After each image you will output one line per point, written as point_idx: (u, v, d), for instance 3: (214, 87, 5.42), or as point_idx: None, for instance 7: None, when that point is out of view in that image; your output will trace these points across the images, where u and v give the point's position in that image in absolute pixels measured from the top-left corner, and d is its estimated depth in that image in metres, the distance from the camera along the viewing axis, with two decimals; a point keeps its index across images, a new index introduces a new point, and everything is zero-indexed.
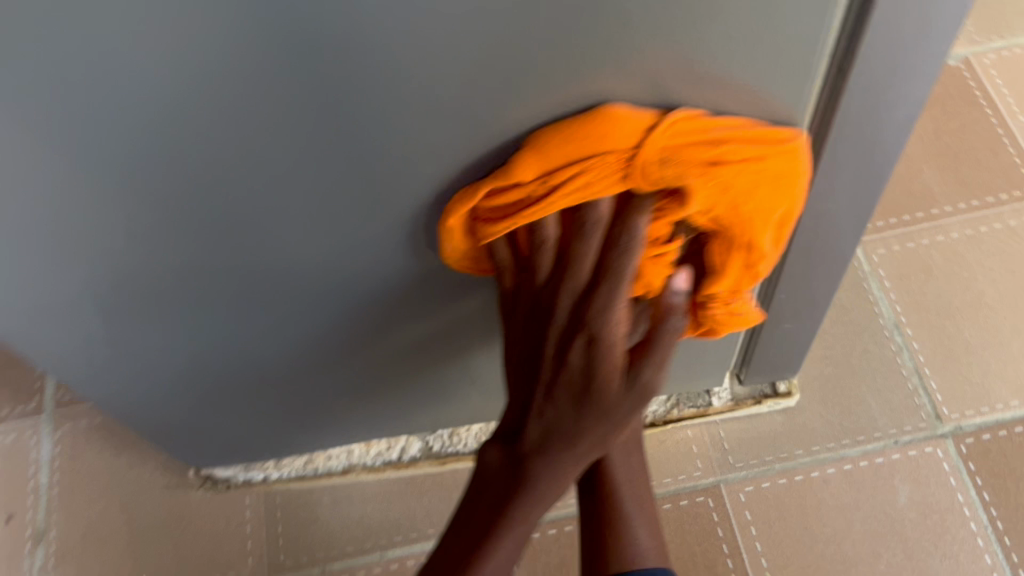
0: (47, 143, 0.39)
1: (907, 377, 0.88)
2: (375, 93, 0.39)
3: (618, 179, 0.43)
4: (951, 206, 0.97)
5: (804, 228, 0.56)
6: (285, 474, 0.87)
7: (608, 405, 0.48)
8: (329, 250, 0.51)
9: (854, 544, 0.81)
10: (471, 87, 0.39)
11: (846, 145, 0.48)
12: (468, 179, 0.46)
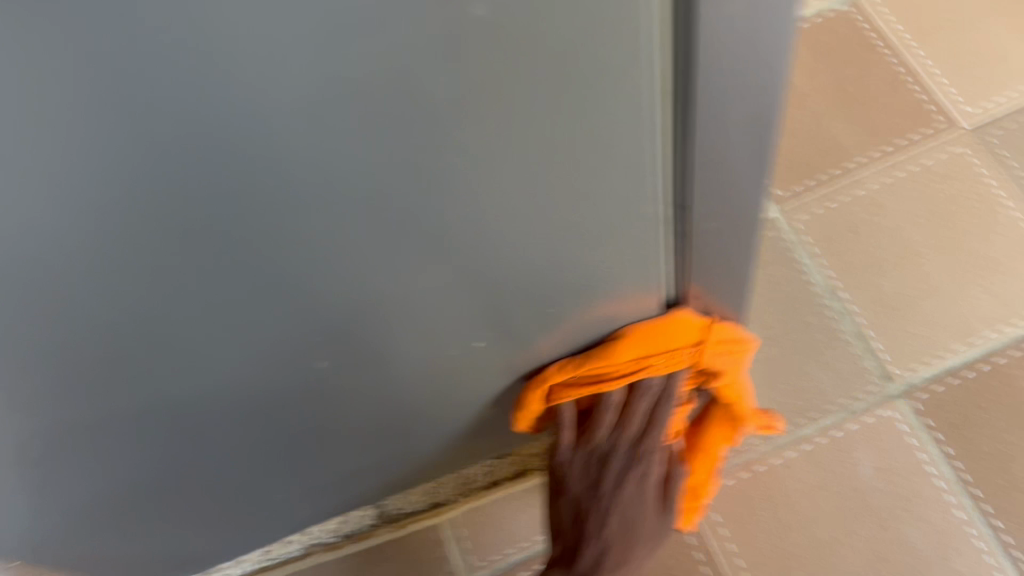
0: None
1: (849, 343, 0.86)
2: (140, 228, 0.34)
3: (679, 363, 0.58)
4: (865, 157, 0.95)
5: (699, 262, 0.51)
6: (244, 568, 0.85)
7: (651, 532, 0.65)
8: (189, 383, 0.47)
9: (827, 526, 0.79)
10: (247, 198, 0.34)
11: (712, 177, 0.43)
12: (294, 282, 0.41)
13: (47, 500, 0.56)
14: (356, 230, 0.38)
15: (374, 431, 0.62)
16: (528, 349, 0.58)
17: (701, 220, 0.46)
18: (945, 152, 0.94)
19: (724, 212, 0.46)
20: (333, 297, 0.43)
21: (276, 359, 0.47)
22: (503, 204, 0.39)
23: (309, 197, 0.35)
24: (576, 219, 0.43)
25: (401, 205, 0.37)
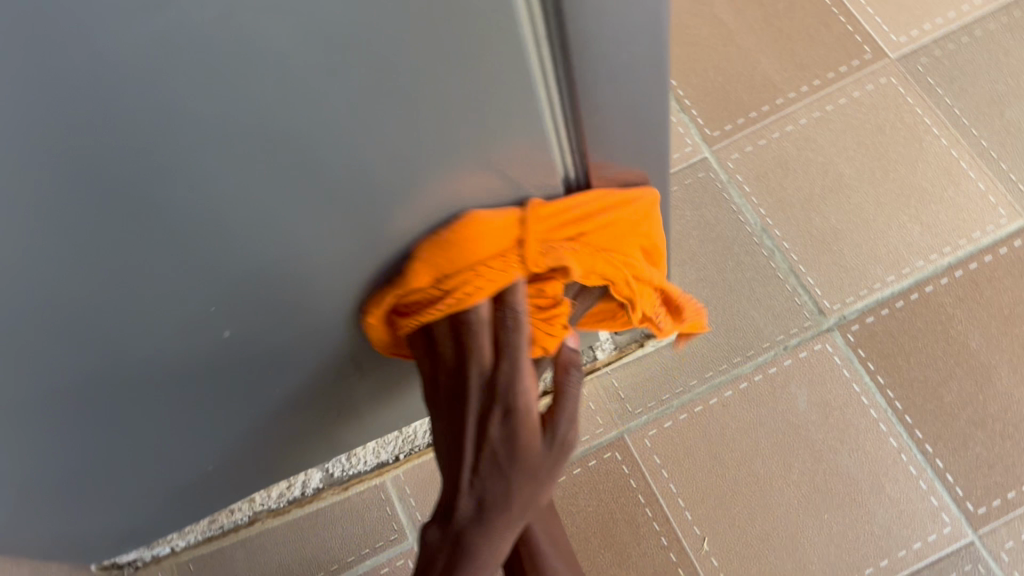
0: None
1: (783, 279, 0.87)
2: (46, 254, 0.34)
3: (515, 267, 0.48)
4: (794, 92, 0.94)
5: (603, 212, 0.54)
6: (192, 540, 0.83)
7: (535, 464, 0.54)
8: (97, 376, 0.46)
9: (765, 462, 0.80)
10: (151, 211, 0.35)
11: (605, 122, 0.45)
12: (206, 277, 0.42)
13: None
14: (260, 218, 0.39)
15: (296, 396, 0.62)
16: None
17: (603, 168, 0.49)
18: (872, 82, 0.94)
19: (621, 149, 0.48)
20: (242, 281, 0.44)
21: (192, 345, 0.48)
22: (403, 178, 0.41)
23: (211, 202, 0.36)
24: (483, 195, 0.46)
25: (302, 194, 0.39)
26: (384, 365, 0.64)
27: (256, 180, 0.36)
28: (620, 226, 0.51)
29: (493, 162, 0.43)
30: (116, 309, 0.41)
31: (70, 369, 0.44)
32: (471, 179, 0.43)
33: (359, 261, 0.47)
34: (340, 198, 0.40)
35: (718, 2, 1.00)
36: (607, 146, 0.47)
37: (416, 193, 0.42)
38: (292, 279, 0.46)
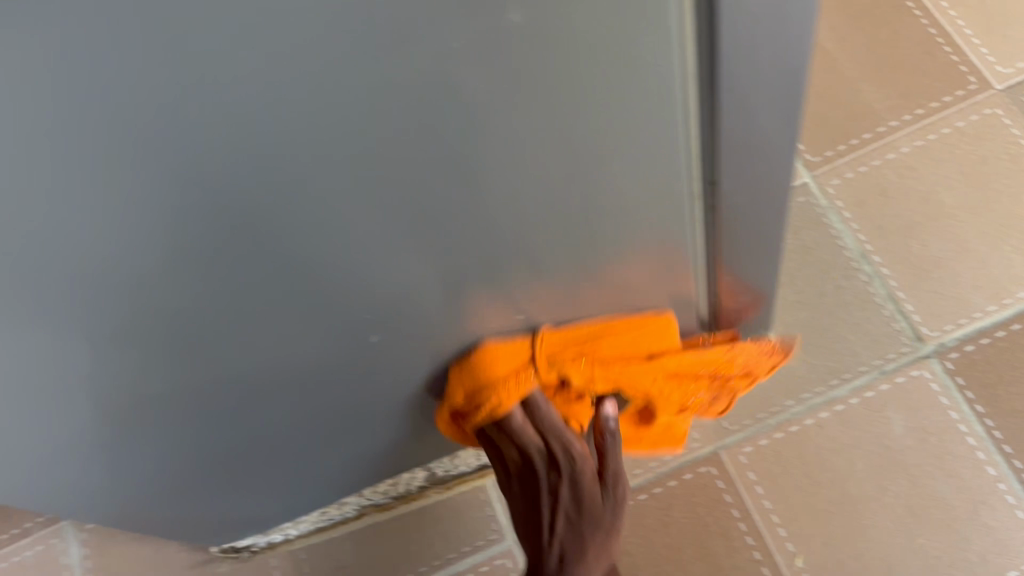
0: None
1: (881, 305, 0.88)
2: (228, 258, 0.38)
3: (528, 381, 0.60)
4: (896, 120, 0.96)
5: (730, 246, 0.55)
6: (304, 529, 0.88)
7: (599, 514, 0.70)
8: (259, 369, 0.52)
9: (859, 484, 0.82)
10: (320, 229, 0.38)
11: (744, 174, 0.45)
12: (358, 287, 0.44)
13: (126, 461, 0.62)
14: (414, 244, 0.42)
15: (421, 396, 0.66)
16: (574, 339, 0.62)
17: (734, 211, 0.49)
18: (976, 113, 0.95)
19: (750, 216, 0.51)
20: (391, 293, 0.47)
21: (339, 340, 0.52)
22: (547, 213, 0.43)
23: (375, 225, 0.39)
24: (617, 231, 0.47)
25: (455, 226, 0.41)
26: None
27: (425, 233, 0.41)
28: (626, 336, 0.61)
29: (632, 204, 0.44)
30: (280, 309, 0.44)
31: (241, 360, 0.50)
32: (609, 216, 0.45)
33: (494, 298, 0.51)
34: (499, 249, 0.45)
35: (822, 30, 1.02)
36: (738, 212, 0.50)
37: (562, 244, 0.47)
38: (441, 305, 0.50)
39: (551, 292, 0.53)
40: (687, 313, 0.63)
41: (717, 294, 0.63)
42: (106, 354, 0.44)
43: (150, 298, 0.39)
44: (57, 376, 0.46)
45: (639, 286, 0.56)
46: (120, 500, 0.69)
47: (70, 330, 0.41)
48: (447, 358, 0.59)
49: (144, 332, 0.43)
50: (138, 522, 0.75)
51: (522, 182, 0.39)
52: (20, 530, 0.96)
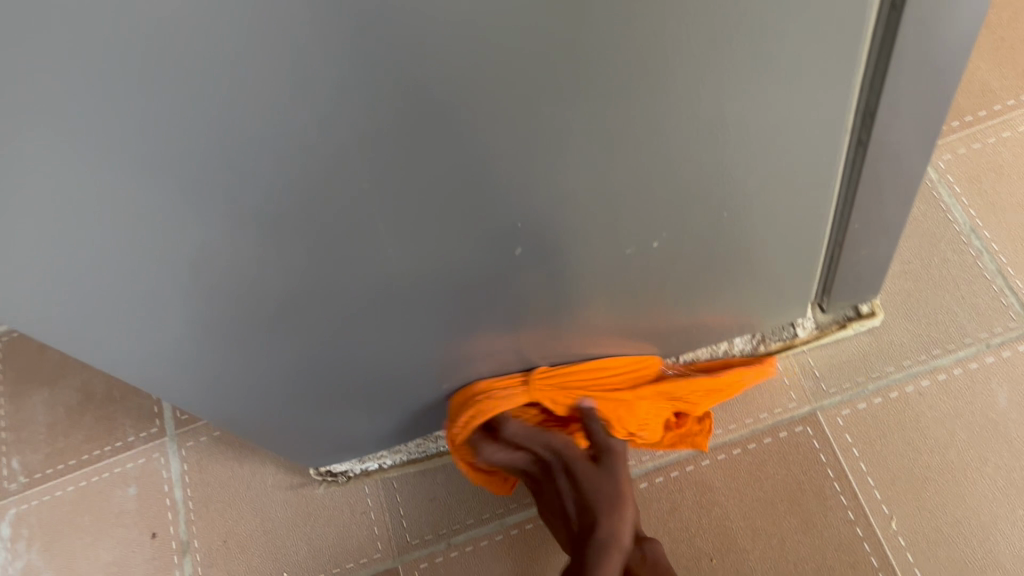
0: (167, 212, 0.43)
1: (990, 280, 0.88)
2: (469, 115, 0.42)
3: (501, 401, 0.76)
4: (1014, 99, 0.95)
5: (875, 153, 0.58)
6: (399, 459, 0.92)
7: (607, 488, 0.75)
8: (406, 242, 0.52)
9: (959, 453, 0.82)
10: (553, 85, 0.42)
11: (912, 59, 0.49)
12: (553, 162, 0.48)
13: (265, 355, 0.64)
14: (621, 112, 0.46)
15: (549, 311, 0.69)
16: (709, 250, 0.66)
17: (892, 106, 0.53)
18: None
19: (915, 76, 0.51)
20: (577, 176, 0.51)
21: (512, 231, 0.55)
22: (741, 89, 0.47)
23: (601, 89, 0.43)
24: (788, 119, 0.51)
25: (662, 94, 0.45)
26: (617, 294, 0.69)
27: (632, 101, 0.45)
28: (605, 375, 0.80)
29: (813, 87, 0.48)
30: (481, 185, 0.48)
31: (404, 238, 0.52)
32: (789, 98, 0.49)
33: (657, 188, 0.55)
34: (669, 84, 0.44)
35: None
36: (902, 71, 0.50)
37: (732, 84, 0.46)
38: (592, 165, 0.50)
39: (649, 246, 0.63)
40: (824, 200, 0.62)
41: (856, 181, 0.62)
42: (278, 208, 0.45)
43: (339, 125, 0.40)
44: (228, 238, 0.47)
45: (785, 154, 0.55)
46: (246, 401, 0.72)
47: (255, 170, 0.41)
48: (579, 244, 0.60)
49: (321, 177, 0.43)
50: (252, 430, 0.78)
51: (728, 52, 0.43)
52: (124, 441, 0.99)
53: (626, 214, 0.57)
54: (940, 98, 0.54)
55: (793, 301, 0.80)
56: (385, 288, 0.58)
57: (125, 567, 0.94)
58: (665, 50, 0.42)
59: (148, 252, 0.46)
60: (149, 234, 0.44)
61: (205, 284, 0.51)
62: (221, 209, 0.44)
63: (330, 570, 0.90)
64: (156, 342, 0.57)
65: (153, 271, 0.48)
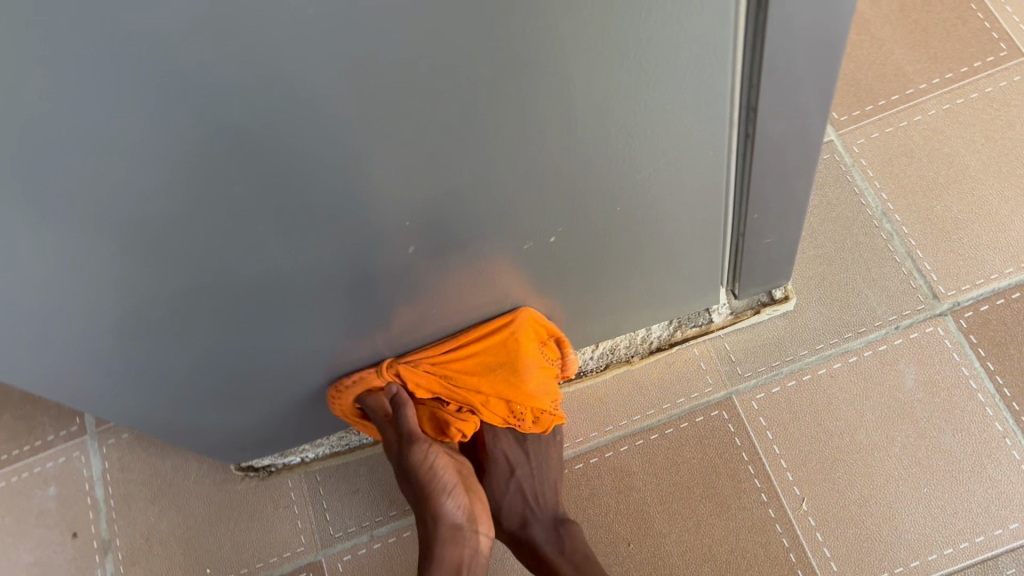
0: (26, 205, 0.43)
1: (900, 262, 0.89)
2: (331, 108, 0.43)
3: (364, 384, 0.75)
4: (925, 83, 0.96)
5: (763, 147, 0.60)
6: (320, 452, 0.92)
7: (429, 476, 0.72)
8: (291, 238, 0.53)
9: (868, 433, 0.84)
10: (416, 79, 0.43)
11: (786, 59, 0.51)
12: (430, 156, 0.49)
13: (166, 361, 0.64)
14: (492, 106, 0.47)
15: (454, 307, 0.70)
16: (607, 236, 0.67)
17: (773, 104, 0.55)
18: (1006, 79, 0.95)
19: (794, 75, 0.53)
20: (458, 170, 0.52)
21: (402, 228, 0.56)
22: (609, 81, 0.48)
23: (465, 78, 0.44)
24: (664, 112, 0.53)
25: (529, 86, 0.46)
26: (522, 283, 0.70)
27: (501, 93, 0.46)
28: (477, 360, 0.75)
29: (684, 79, 0.50)
30: (359, 178, 0.49)
31: (290, 236, 0.52)
32: (663, 91, 0.51)
33: (542, 182, 0.56)
34: (533, 75, 0.45)
35: None
36: (778, 71, 0.52)
37: (601, 74, 0.47)
38: (473, 158, 0.51)
39: (544, 241, 0.64)
40: (715, 188, 0.64)
41: (747, 173, 0.64)
42: (147, 203, 0.45)
43: (195, 114, 0.40)
44: (97, 235, 0.46)
45: (667, 146, 0.56)
46: (153, 404, 0.71)
47: (113, 162, 0.42)
48: (474, 241, 0.60)
49: (188, 168, 0.44)
50: (165, 430, 0.77)
51: (591, 46, 0.44)
52: (44, 440, 0.98)
53: (516, 207, 0.58)
54: (820, 96, 0.56)
55: (703, 287, 0.82)
56: (278, 286, 0.58)
57: (45, 568, 0.93)
58: (527, 43, 0.43)
59: (14, 247, 0.45)
60: (10, 229, 0.44)
61: (84, 283, 0.51)
62: (85, 202, 0.44)
63: (253, 566, 0.89)
64: (43, 345, 0.56)
65: (25, 270, 0.48)
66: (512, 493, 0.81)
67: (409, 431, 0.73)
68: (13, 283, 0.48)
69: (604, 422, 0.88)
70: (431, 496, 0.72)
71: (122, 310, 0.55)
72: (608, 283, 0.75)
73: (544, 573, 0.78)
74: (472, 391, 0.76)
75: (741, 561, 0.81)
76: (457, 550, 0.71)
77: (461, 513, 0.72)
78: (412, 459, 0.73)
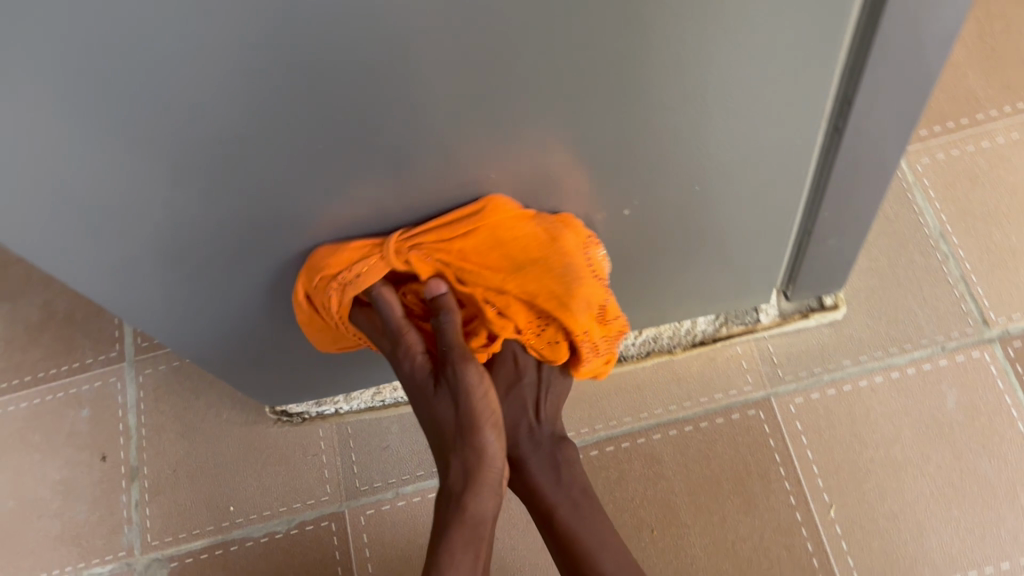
0: (135, 112, 0.43)
1: (953, 285, 0.89)
2: (443, 48, 0.43)
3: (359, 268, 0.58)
4: (996, 110, 0.96)
5: (849, 144, 0.60)
6: (355, 406, 0.93)
7: (479, 412, 0.56)
8: (376, 174, 0.53)
9: (903, 449, 0.83)
10: (530, 28, 0.43)
11: (892, 55, 0.50)
12: (526, 112, 0.49)
13: (227, 287, 0.65)
14: (601, 68, 0.47)
15: None
16: (676, 218, 0.67)
17: (870, 100, 0.55)
18: None
19: (896, 71, 0.52)
20: (550, 129, 0.52)
21: (483, 182, 0.56)
22: (716, 55, 0.48)
23: (579, 36, 0.44)
24: (763, 98, 0.52)
25: (637, 53, 0.46)
26: None
27: (610, 56, 0.46)
28: (504, 250, 0.58)
29: (788, 66, 0.50)
30: (455, 125, 0.49)
31: (374, 174, 0.53)
32: (766, 74, 0.50)
33: (627, 152, 0.56)
34: (645, 40, 0.45)
35: None
36: (881, 66, 0.51)
37: (710, 46, 0.47)
38: (566, 117, 0.51)
39: (618, 212, 0.64)
40: (795, 182, 0.64)
41: (828, 169, 0.63)
42: (247, 117, 0.45)
43: (313, 37, 0.40)
44: (193, 146, 0.47)
45: (758, 132, 0.56)
46: (206, 330, 0.72)
47: (223, 71, 0.42)
48: (552, 203, 0.60)
49: (293, 91, 0.44)
50: (211, 362, 0.78)
51: (707, 17, 0.44)
52: (82, 363, 0.99)
53: (598, 176, 0.58)
54: (918, 96, 0.55)
55: (758, 284, 0.82)
56: (354, 224, 0.58)
57: (70, 487, 0.94)
58: (645, 7, 0.43)
59: (115, 152, 0.46)
60: (111, 132, 0.45)
61: (167, 193, 0.51)
62: (189, 114, 0.44)
63: (275, 509, 0.90)
64: (114, 258, 0.57)
65: (117, 177, 0.48)
66: (512, 404, 0.68)
67: (458, 348, 0.56)
68: (102, 189, 0.49)
69: (639, 409, 0.89)
70: (473, 433, 0.57)
71: (196, 227, 0.55)
72: (666, 266, 0.75)
73: (539, 515, 0.68)
74: (497, 291, 0.59)
75: (763, 560, 0.81)
76: (491, 498, 0.59)
77: (497, 457, 0.58)
78: (459, 385, 0.56)
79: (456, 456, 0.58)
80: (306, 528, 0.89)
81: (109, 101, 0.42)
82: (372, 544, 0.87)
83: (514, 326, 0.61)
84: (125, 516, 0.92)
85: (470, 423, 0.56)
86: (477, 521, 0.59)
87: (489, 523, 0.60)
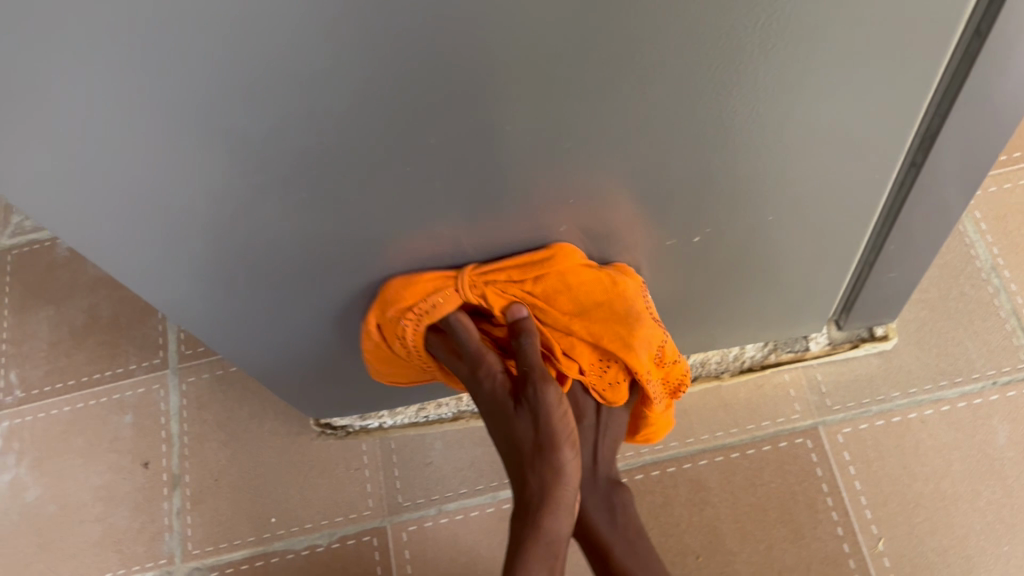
0: (233, 141, 0.43)
1: (1005, 318, 0.89)
2: (543, 85, 0.43)
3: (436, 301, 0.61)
4: None
5: (925, 179, 0.60)
6: (399, 421, 0.93)
7: (558, 427, 0.57)
8: (458, 203, 0.53)
9: (953, 483, 0.83)
10: (630, 67, 0.43)
11: (980, 91, 0.50)
12: (613, 146, 0.49)
13: (291, 307, 0.65)
14: (693, 102, 0.47)
15: None
16: (742, 249, 0.67)
17: (952, 135, 0.54)
18: None
19: (981, 107, 0.52)
20: (634, 162, 0.51)
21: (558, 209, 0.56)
22: (808, 96, 0.47)
23: (677, 72, 0.44)
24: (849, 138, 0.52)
25: (731, 90, 0.46)
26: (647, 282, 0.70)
27: (704, 90, 0.46)
28: (573, 293, 0.61)
29: (878, 107, 0.49)
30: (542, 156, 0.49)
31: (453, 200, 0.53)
32: (855, 115, 0.50)
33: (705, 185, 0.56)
34: (742, 78, 0.45)
35: None
36: (968, 102, 0.51)
37: (803, 86, 0.47)
38: (650, 151, 0.51)
39: (687, 241, 0.64)
40: (866, 216, 0.63)
41: (900, 202, 0.63)
42: (341, 147, 0.45)
43: (418, 71, 0.40)
44: (282, 173, 0.47)
45: (838, 169, 0.56)
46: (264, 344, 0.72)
47: (328, 100, 0.42)
48: (624, 232, 0.60)
49: (389, 122, 0.44)
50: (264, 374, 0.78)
51: (806, 58, 0.44)
52: (126, 369, 0.99)
53: (675, 209, 0.58)
54: (999, 131, 0.55)
55: (811, 313, 0.81)
56: (429, 249, 0.58)
57: (112, 493, 0.94)
58: (747, 44, 0.43)
59: (207, 177, 0.46)
60: (206, 158, 0.45)
61: (250, 219, 0.51)
62: (284, 143, 0.44)
63: (318, 522, 0.90)
64: (188, 275, 0.57)
65: (205, 201, 0.49)
66: None
67: (536, 369, 0.58)
68: (188, 212, 0.49)
69: (685, 433, 0.88)
70: (552, 448, 0.57)
71: (270, 250, 0.55)
72: (723, 294, 0.75)
73: (593, 553, 0.67)
74: (563, 332, 0.62)
75: None
76: (568, 519, 0.58)
77: (573, 476, 0.58)
78: (540, 402, 0.57)
79: (533, 474, 0.58)
80: (348, 542, 0.89)
81: (210, 130, 0.42)
82: (414, 561, 0.87)
83: (579, 367, 0.63)
84: (166, 524, 0.92)
85: (550, 439, 0.57)
86: (553, 542, 0.57)
87: (565, 546, 0.58)
